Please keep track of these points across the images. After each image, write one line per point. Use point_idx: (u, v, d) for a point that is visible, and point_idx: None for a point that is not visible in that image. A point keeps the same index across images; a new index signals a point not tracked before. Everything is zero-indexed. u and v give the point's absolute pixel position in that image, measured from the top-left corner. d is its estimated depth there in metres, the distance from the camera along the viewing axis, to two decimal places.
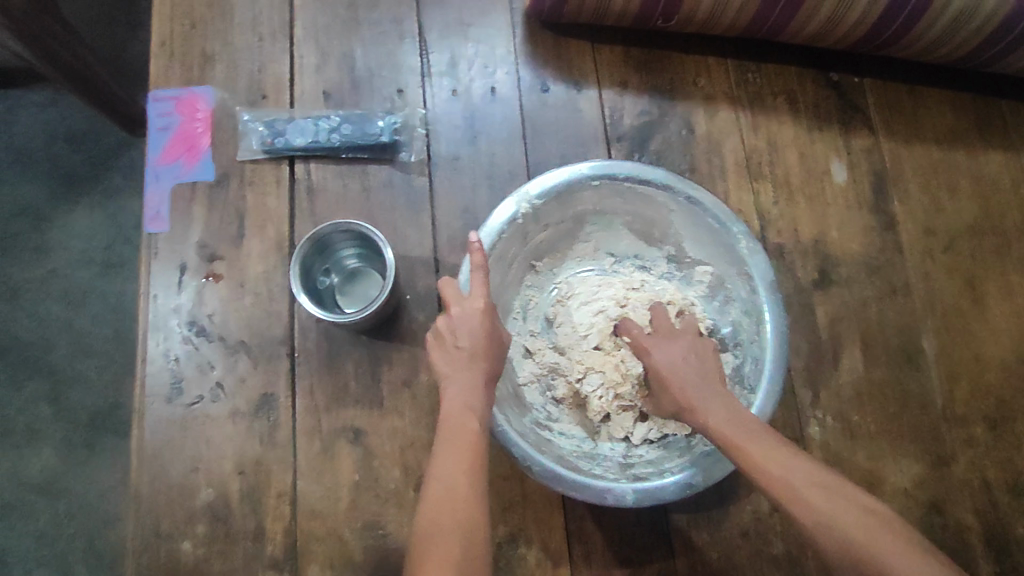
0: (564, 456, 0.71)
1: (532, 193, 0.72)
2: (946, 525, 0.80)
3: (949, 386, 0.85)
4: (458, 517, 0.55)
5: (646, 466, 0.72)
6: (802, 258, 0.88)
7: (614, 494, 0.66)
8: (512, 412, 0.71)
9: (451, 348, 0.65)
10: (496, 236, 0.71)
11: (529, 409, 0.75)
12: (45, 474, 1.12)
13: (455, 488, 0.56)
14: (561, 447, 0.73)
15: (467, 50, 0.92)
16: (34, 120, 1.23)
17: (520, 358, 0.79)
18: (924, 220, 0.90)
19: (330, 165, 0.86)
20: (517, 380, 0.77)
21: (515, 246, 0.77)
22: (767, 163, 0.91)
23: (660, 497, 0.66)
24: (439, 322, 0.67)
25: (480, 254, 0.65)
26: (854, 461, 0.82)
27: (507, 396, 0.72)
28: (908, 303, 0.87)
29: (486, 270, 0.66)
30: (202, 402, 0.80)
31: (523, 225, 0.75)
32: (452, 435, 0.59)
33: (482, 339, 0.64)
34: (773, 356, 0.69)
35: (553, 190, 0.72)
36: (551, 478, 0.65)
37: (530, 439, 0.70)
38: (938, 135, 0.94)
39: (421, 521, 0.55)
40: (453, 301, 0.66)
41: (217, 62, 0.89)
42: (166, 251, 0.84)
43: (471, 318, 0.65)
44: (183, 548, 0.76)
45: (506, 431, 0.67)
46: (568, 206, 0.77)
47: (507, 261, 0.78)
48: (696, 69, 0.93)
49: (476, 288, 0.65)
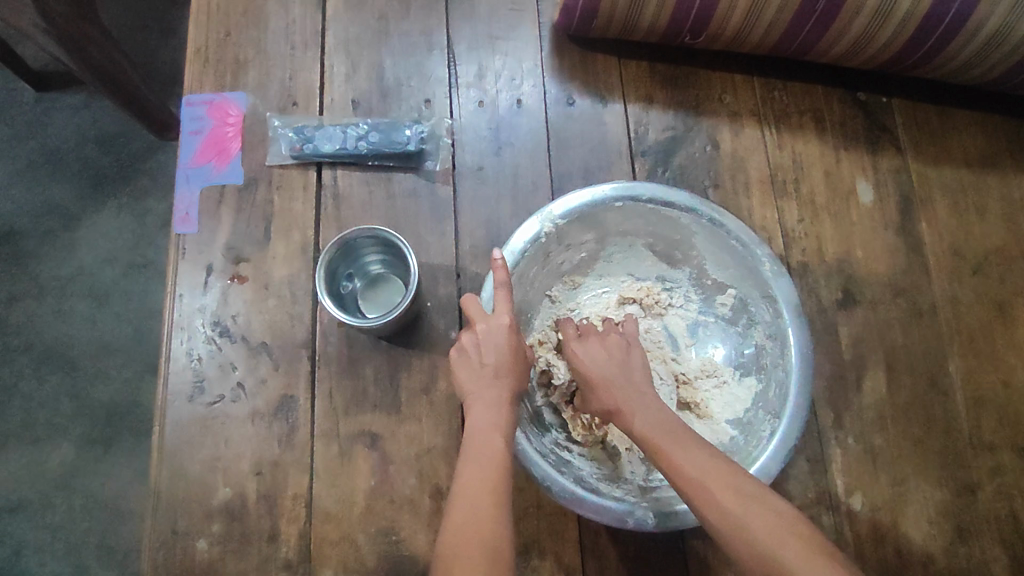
0: (583, 477, 0.70)
1: (556, 213, 0.72)
2: (970, 554, 0.78)
3: (975, 412, 0.83)
4: (483, 536, 0.54)
5: (669, 489, 0.71)
6: (825, 277, 0.87)
7: (635, 518, 0.66)
8: (532, 432, 0.72)
9: (478, 365, 0.66)
10: (519, 256, 0.72)
11: (548, 429, 0.76)
12: (64, 470, 1.14)
13: (479, 509, 0.56)
14: (581, 468, 0.73)
15: (495, 62, 0.93)
16: (68, 122, 1.27)
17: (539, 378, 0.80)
18: (952, 242, 0.89)
19: (357, 172, 0.87)
20: (536, 402, 0.78)
21: (536, 266, 0.77)
22: (792, 181, 0.90)
23: (681, 523, 0.66)
24: (464, 338, 0.68)
25: (503, 271, 0.67)
26: (875, 486, 0.80)
27: (527, 417, 0.73)
28: (934, 326, 0.86)
29: (509, 288, 0.67)
30: (223, 402, 0.80)
31: (546, 245, 0.75)
32: (478, 452, 0.60)
33: (508, 360, 0.66)
34: (798, 383, 0.69)
35: (576, 211, 0.73)
36: (570, 499, 0.65)
37: (551, 459, 0.70)
38: (968, 157, 0.92)
39: (445, 538, 0.55)
40: (477, 318, 0.67)
41: (250, 69, 0.91)
42: (194, 251, 0.85)
43: (497, 336, 0.66)
44: (198, 546, 0.76)
45: (526, 450, 0.67)
46: (591, 227, 0.78)
47: (530, 281, 0.78)
48: (722, 86, 0.93)
49: (501, 304, 0.67)
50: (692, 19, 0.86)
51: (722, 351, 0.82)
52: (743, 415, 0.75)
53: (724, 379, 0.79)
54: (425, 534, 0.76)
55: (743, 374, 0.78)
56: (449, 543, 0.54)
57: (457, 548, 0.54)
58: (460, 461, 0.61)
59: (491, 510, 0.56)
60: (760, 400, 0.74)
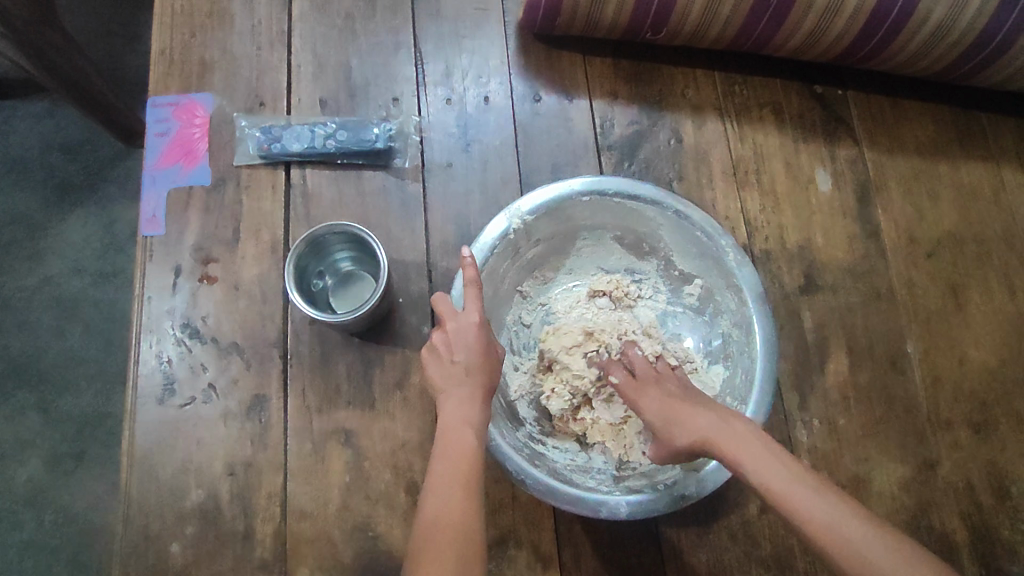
0: (557, 468, 0.71)
1: (523, 209, 0.73)
2: (932, 527, 0.81)
3: (933, 390, 0.86)
4: (455, 530, 0.55)
5: (639, 478, 0.72)
6: (788, 264, 0.89)
7: (608, 507, 0.66)
8: (505, 426, 0.72)
9: (448, 363, 0.67)
10: (489, 251, 0.73)
11: (522, 423, 0.77)
12: (33, 483, 1.12)
13: (451, 501, 0.57)
14: (554, 460, 0.74)
15: (462, 60, 0.94)
16: (31, 129, 1.24)
17: (510, 369, 0.81)
18: (907, 227, 0.92)
19: (326, 170, 0.88)
20: (508, 394, 0.78)
21: (507, 261, 0.78)
22: (754, 172, 0.93)
23: (652, 510, 0.67)
24: (435, 338, 0.68)
25: (473, 269, 0.67)
26: (840, 465, 0.82)
27: (500, 411, 0.74)
28: (892, 309, 0.89)
29: (479, 285, 0.67)
30: (194, 403, 0.80)
31: (515, 240, 0.76)
32: (450, 448, 0.61)
33: (479, 356, 0.66)
34: (763, 368, 0.70)
35: (544, 206, 0.74)
36: (544, 492, 0.66)
37: (524, 453, 0.71)
38: (920, 146, 0.96)
39: (417, 531, 0.56)
40: (448, 316, 0.67)
41: (216, 69, 0.91)
42: (162, 253, 0.84)
43: (467, 333, 0.66)
44: (171, 550, 0.75)
45: (499, 445, 0.67)
46: (560, 221, 0.79)
47: (502, 276, 0.79)
48: (684, 81, 0.95)
49: (470, 303, 0.67)
50: (652, 16, 0.88)
51: (690, 341, 0.83)
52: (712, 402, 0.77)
53: (695, 365, 0.80)
54: (402, 528, 0.76)
55: (711, 362, 0.80)
56: (421, 542, 0.55)
57: (430, 545, 0.54)
58: (433, 458, 0.61)
59: (464, 506, 0.57)
60: (727, 387, 0.76)
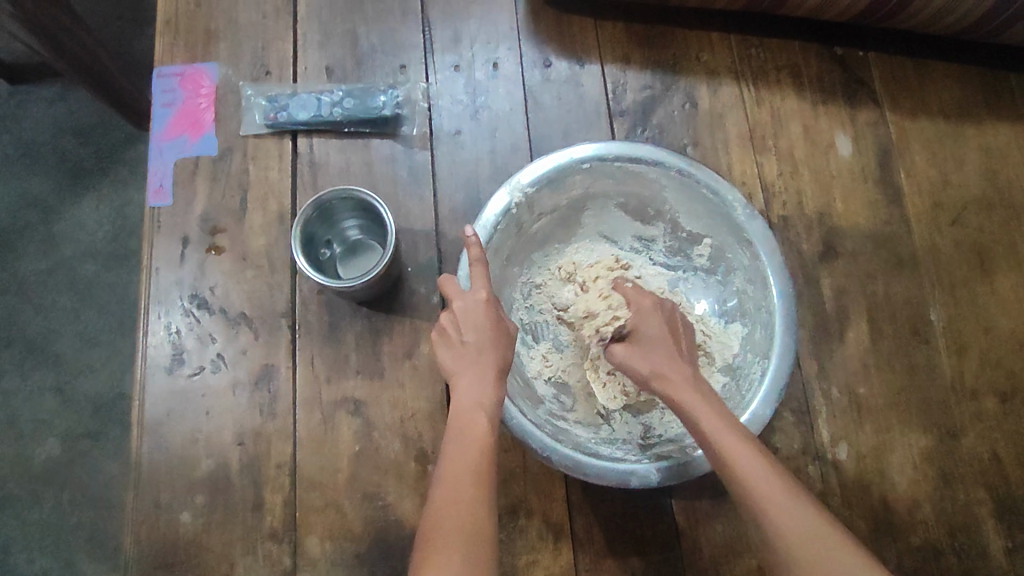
0: (582, 442, 0.69)
1: (523, 182, 0.71)
2: (956, 499, 0.79)
3: (958, 359, 0.83)
4: (462, 527, 0.53)
5: (667, 444, 0.70)
6: (807, 231, 0.87)
7: (638, 477, 0.65)
8: (524, 404, 0.69)
9: (458, 345, 0.64)
10: (492, 229, 0.70)
11: (542, 401, 0.74)
12: (49, 462, 1.12)
13: (459, 494, 0.55)
14: (578, 435, 0.71)
15: (470, 26, 0.92)
16: (43, 113, 1.25)
17: (526, 352, 0.78)
18: (932, 192, 0.89)
19: (333, 139, 0.86)
20: (525, 373, 0.76)
21: (512, 236, 0.76)
22: (771, 137, 0.90)
23: (684, 475, 0.65)
24: (443, 320, 0.66)
25: (477, 248, 0.64)
26: (861, 436, 0.80)
27: (518, 390, 0.71)
28: (916, 276, 0.86)
29: (485, 262, 0.65)
30: (203, 373, 0.79)
31: (518, 215, 0.74)
32: (462, 435, 0.59)
33: (489, 334, 0.64)
34: (783, 321, 0.69)
35: (544, 176, 0.72)
36: (570, 467, 0.64)
37: (548, 429, 0.68)
38: (945, 109, 0.93)
39: (425, 525, 0.54)
40: (455, 297, 0.65)
41: (221, 39, 0.90)
42: (169, 223, 0.84)
43: (474, 312, 0.64)
44: (181, 519, 0.75)
45: (521, 424, 0.65)
46: (561, 193, 0.76)
47: (505, 253, 0.77)
48: (699, 44, 0.92)
49: (477, 281, 0.65)
50: None
51: (704, 304, 0.81)
52: (733, 361, 0.75)
53: (710, 328, 0.79)
54: (411, 498, 0.76)
55: (728, 322, 0.78)
56: (428, 538, 0.53)
57: (434, 536, 0.53)
58: (444, 441, 0.60)
59: (471, 493, 0.55)
60: (746, 344, 0.74)
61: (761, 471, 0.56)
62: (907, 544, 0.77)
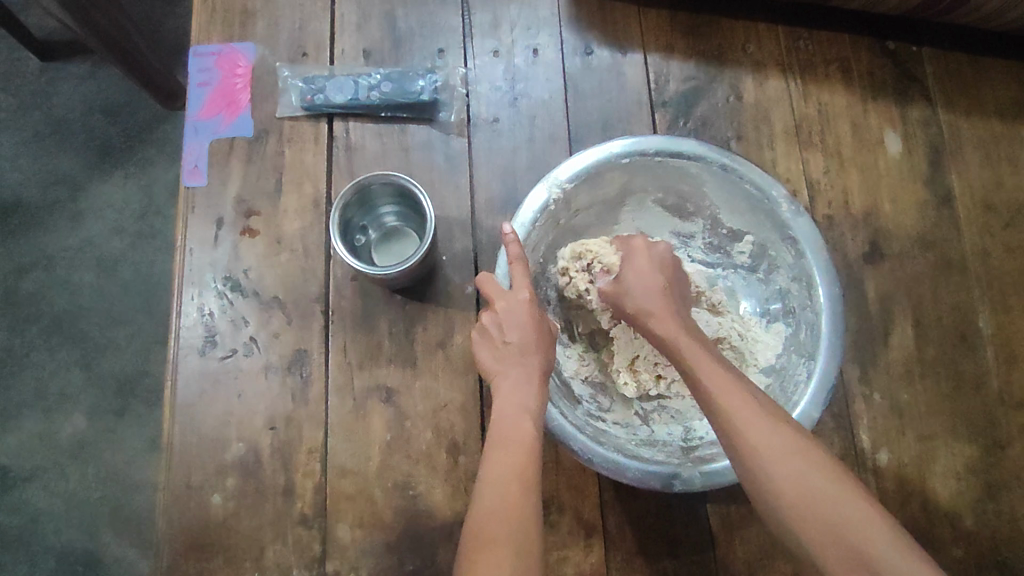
0: (623, 443, 0.67)
1: (562, 177, 0.69)
2: (999, 510, 0.77)
3: (1005, 368, 0.81)
4: (509, 528, 0.52)
5: (710, 446, 0.69)
6: (852, 231, 0.84)
7: (682, 479, 0.64)
8: (563, 404, 0.68)
9: (500, 345, 0.64)
10: (530, 227, 0.69)
11: (580, 401, 0.73)
12: (76, 438, 1.13)
13: (506, 497, 0.54)
14: (619, 436, 0.69)
15: (510, 11, 0.90)
16: (73, 91, 1.24)
17: (562, 353, 0.77)
18: (983, 194, 0.86)
19: (369, 124, 0.85)
20: (563, 372, 0.74)
21: (548, 234, 0.74)
22: (818, 133, 0.87)
23: (731, 479, 0.64)
24: (484, 320, 0.66)
25: (516, 246, 0.64)
26: (903, 443, 0.78)
27: (557, 389, 0.70)
28: (964, 281, 0.83)
29: (525, 261, 0.65)
30: (236, 356, 0.79)
31: (556, 212, 0.72)
32: (507, 436, 0.58)
33: (531, 334, 0.64)
34: (830, 321, 0.66)
35: (583, 172, 0.70)
36: (613, 469, 0.63)
37: (589, 431, 0.67)
38: (1000, 108, 0.89)
39: (470, 527, 0.54)
40: (496, 296, 0.65)
41: (258, 19, 0.89)
42: (203, 205, 0.83)
43: (517, 312, 0.64)
44: (212, 501, 0.75)
45: (561, 425, 0.64)
46: (598, 188, 0.74)
47: (542, 250, 0.75)
48: (746, 34, 0.90)
49: (518, 281, 0.65)
50: None
51: (745, 302, 0.80)
52: (776, 361, 0.73)
53: (750, 328, 0.78)
54: (442, 489, 0.75)
55: (770, 321, 0.77)
56: (474, 542, 0.52)
57: (482, 538, 0.52)
58: (487, 443, 0.60)
59: (517, 497, 0.54)
60: (791, 344, 0.72)
61: (758, 432, 0.54)
62: (946, 556, 0.75)
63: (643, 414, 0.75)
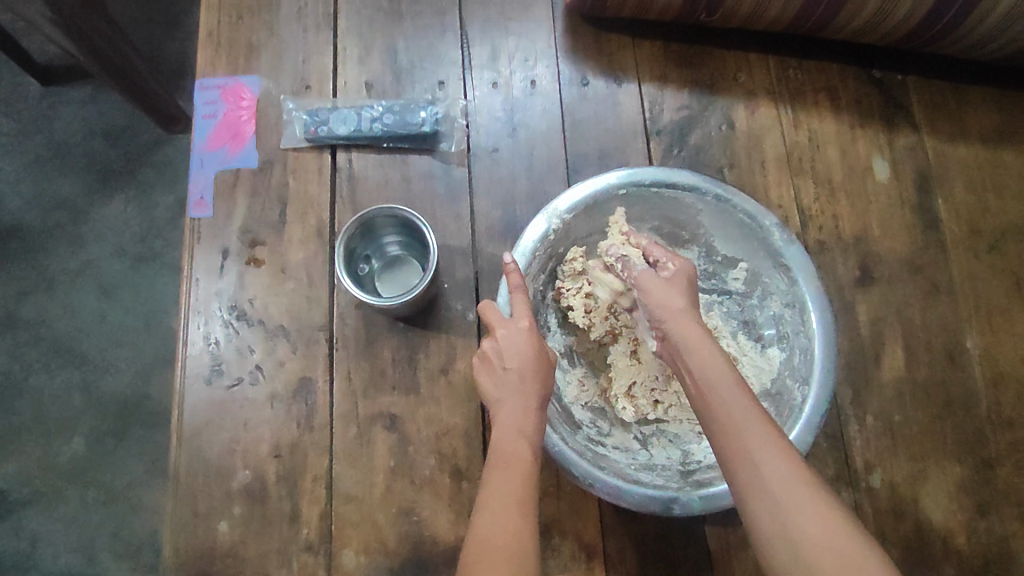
0: (622, 468, 0.69)
1: (560, 209, 0.71)
2: (990, 528, 0.78)
3: (994, 388, 0.83)
4: (508, 552, 0.54)
5: (707, 470, 0.70)
6: (842, 255, 0.86)
7: (680, 504, 0.65)
8: (563, 430, 0.69)
9: (500, 372, 0.66)
10: (530, 256, 0.71)
11: (580, 426, 0.74)
12: (77, 462, 1.14)
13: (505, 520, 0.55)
14: (617, 460, 0.71)
15: (508, 43, 0.92)
16: (74, 115, 1.26)
17: (562, 377, 0.78)
18: (969, 217, 0.89)
19: (372, 154, 0.87)
20: (563, 397, 0.76)
21: (547, 262, 0.77)
22: (808, 160, 0.90)
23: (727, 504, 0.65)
24: (484, 347, 0.68)
25: (516, 275, 0.66)
26: (895, 463, 0.80)
27: (557, 414, 0.71)
28: (952, 304, 0.85)
29: (524, 289, 0.67)
30: (242, 384, 0.80)
31: (555, 241, 0.74)
32: (505, 461, 0.59)
33: (530, 361, 0.65)
34: (822, 348, 0.68)
35: (582, 203, 0.72)
36: (612, 494, 0.65)
37: (588, 456, 0.68)
38: (983, 134, 0.92)
39: (469, 551, 0.55)
40: (497, 324, 0.66)
41: (262, 52, 0.91)
42: (209, 235, 0.85)
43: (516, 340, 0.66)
44: (219, 528, 0.76)
45: (561, 451, 0.66)
46: (597, 218, 0.77)
47: (542, 277, 0.77)
48: (736, 64, 0.92)
49: (518, 309, 0.66)
50: None
51: (739, 328, 0.82)
52: (771, 386, 0.75)
53: (746, 353, 0.80)
54: (445, 514, 0.76)
55: (764, 347, 0.79)
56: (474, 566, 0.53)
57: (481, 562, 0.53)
58: (487, 469, 0.61)
59: (517, 522, 0.56)
60: (785, 369, 0.74)
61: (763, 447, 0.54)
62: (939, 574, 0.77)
63: (641, 438, 0.77)
